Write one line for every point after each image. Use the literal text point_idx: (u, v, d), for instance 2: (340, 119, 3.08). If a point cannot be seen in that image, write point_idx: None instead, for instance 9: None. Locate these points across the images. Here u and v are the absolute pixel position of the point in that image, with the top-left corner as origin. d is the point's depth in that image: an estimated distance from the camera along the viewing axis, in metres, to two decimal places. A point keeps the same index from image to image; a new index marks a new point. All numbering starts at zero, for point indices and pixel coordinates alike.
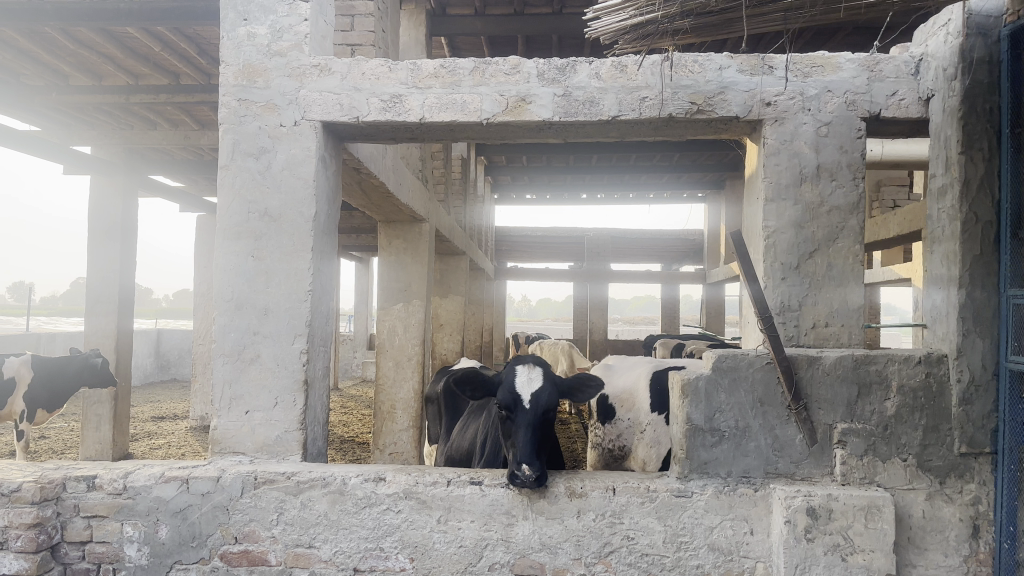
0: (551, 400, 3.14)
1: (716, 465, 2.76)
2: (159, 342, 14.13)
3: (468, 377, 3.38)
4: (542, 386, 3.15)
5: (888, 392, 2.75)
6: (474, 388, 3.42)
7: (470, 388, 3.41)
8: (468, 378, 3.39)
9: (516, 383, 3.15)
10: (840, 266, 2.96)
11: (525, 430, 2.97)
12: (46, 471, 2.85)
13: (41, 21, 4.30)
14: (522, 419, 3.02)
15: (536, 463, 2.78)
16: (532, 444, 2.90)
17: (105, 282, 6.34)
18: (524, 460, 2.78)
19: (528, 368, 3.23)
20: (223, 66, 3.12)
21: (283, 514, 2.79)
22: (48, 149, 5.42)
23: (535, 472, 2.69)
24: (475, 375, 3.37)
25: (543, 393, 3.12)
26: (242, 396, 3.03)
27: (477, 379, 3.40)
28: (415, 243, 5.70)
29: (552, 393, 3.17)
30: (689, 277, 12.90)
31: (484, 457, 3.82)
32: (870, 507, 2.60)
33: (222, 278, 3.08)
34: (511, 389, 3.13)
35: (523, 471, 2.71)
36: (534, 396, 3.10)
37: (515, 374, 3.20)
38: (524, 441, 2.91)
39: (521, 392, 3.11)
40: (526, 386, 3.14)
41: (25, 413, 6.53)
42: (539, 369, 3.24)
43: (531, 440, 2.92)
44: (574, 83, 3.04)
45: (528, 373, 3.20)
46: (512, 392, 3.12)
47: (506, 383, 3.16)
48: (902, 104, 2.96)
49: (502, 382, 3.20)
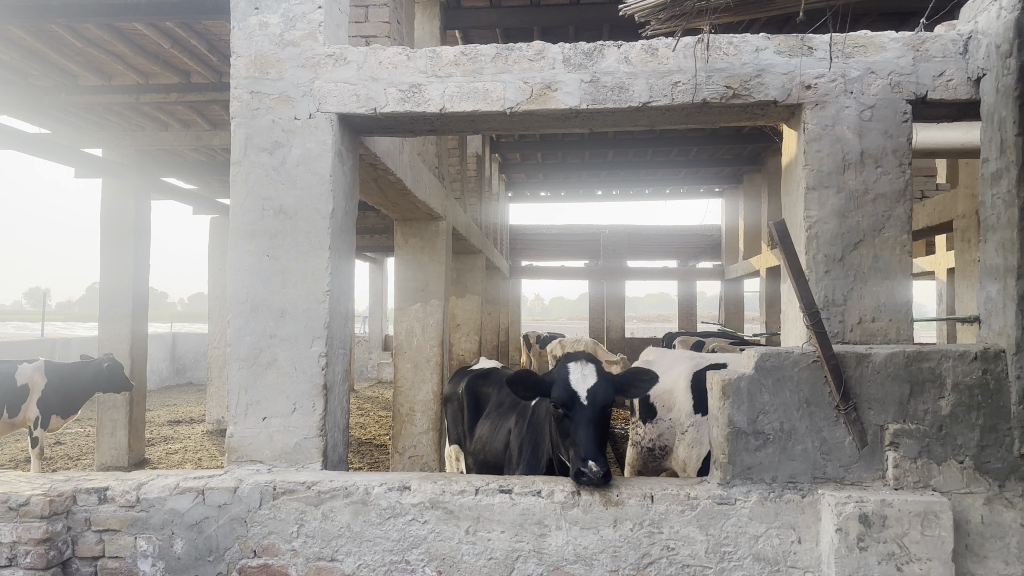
0: (609, 396, 3.01)
1: (760, 470, 2.60)
2: (175, 346, 14.09)
3: (519, 376, 3.25)
4: (597, 382, 3.03)
5: (942, 390, 2.58)
6: (526, 388, 3.27)
7: (522, 388, 3.29)
8: (519, 378, 3.26)
9: (572, 380, 3.03)
10: (886, 257, 2.79)
11: (586, 426, 2.85)
12: (56, 483, 2.73)
13: (49, 19, 4.20)
14: (582, 415, 2.90)
15: (600, 459, 2.68)
16: (593, 441, 2.81)
17: (120, 285, 6.25)
18: (589, 456, 2.68)
19: (581, 364, 3.10)
20: (234, 57, 2.99)
21: (303, 526, 2.66)
22: (60, 152, 5.32)
23: (601, 468, 2.58)
24: (528, 375, 3.26)
25: (599, 388, 3.00)
26: (259, 402, 2.90)
27: (528, 379, 3.28)
28: (431, 243, 5.54)
29: (609, 389, 3.05)
30: (708, 273, 12.69)
31: (527, 461, 3.67)
32: (927, 513, 2.44)
33: (237, 279, 2.95)
34: (568, 385, 3.00)
35: (589, 468, 2.60)
36: (593, 392, 2.98)
37: (568, 370, 3.07)
38: (587, 438, 2.79)
39: (577, 388, 2.99)
40: (583, 381, 3.01)
41: (39, 420, 6.18)
42: (593, 364, 3.12)
43: (592, 437, 2.83)
44: (602, 68, 2.89)
45: (581, 369, 3.07)
46: (569, 388, 3.00)
47: (562, 380, 3.04)
48: (950, 85, 2.79)
49: (557, 379, 3.08)
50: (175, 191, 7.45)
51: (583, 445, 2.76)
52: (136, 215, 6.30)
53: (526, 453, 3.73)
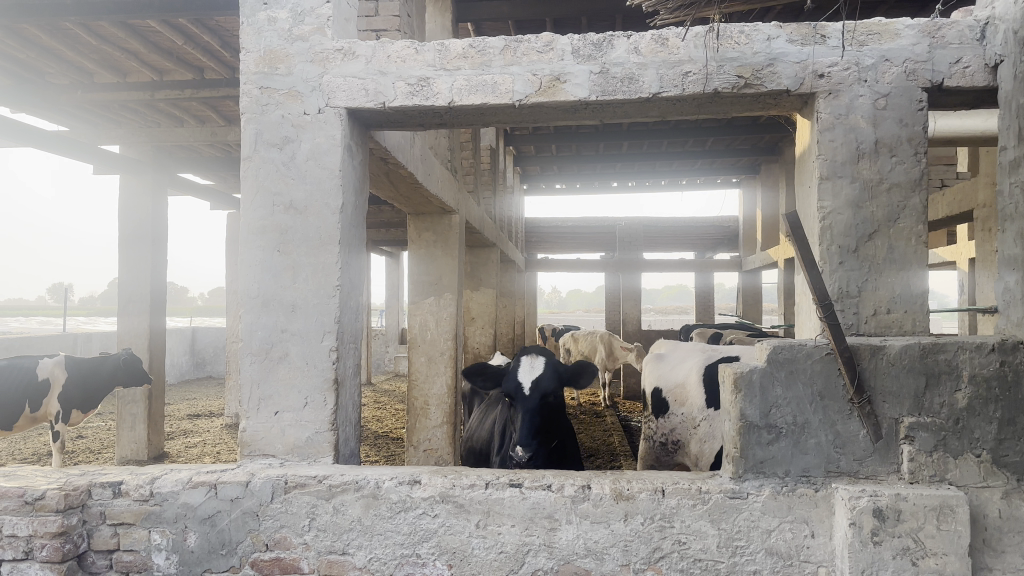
0: (549, 386, 3.89)
1: (773, 464, 2.58)
2: (194, 340, 14.19)
3: (478, 368, 4.38)
4: (541, 374, 3.92)
5: (959, 382, 2.53)
6: (485, 377, 4.39)
7: (481, 378, 4.40)
8: (478, 369, 4.38)
9: (520, 374, 3.93)
10: (901, 247, 2.74)
11: (526, 412, 3.74)
12: (72, 477, 2.76)
13: (62, 17, 4.24)
14: (525, 403, 3.79)
15: (530, 443, 3.61)
16: (531, 426, 3.70)
17: (137, 280, 6.29)
18: (523, 441, 3.62)
19: (530, 361, 4.01)
20: (244, 53, 3.00)
21: (315, 520, 2.67)
22: (78, 149, 5.37)
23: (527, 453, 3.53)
24: (485, 366, 4.39)
25: (542, 379, 3.89)
26: (271, 396, 2.91)
27: (488, 371, 4.41)
28: (445, 236, 5.55)
29: (551, 379, 3.93)
30: (725, 265, 12.59)
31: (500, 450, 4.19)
32: (942, 508, 2.40)
33: (248, 274, 2.96)
34: (516, 379, 3.91)
35: (519, 452, 3.54)
36: (536, 382, 3.87)
37: (520, 365, 3.99)
38: (524, 423, 3.70)
39: (524, 380, 3.88)
40: (529, 375, 3.92)
41: (61, 414, 6.21)
42: (540, 360, 4.02)
43: (531, 421, 3.71)
44: (612, 59, 2.86)
45: (529, 365, 3.97)
46: (516, 380, 3.91)
47: (513, 374, 3.95)
48: (967, 72, 2.73)
49: (510, 372, 3.99)
50: (190, 187, 7.49)
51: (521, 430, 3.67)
52: (153, 212, 6.34)
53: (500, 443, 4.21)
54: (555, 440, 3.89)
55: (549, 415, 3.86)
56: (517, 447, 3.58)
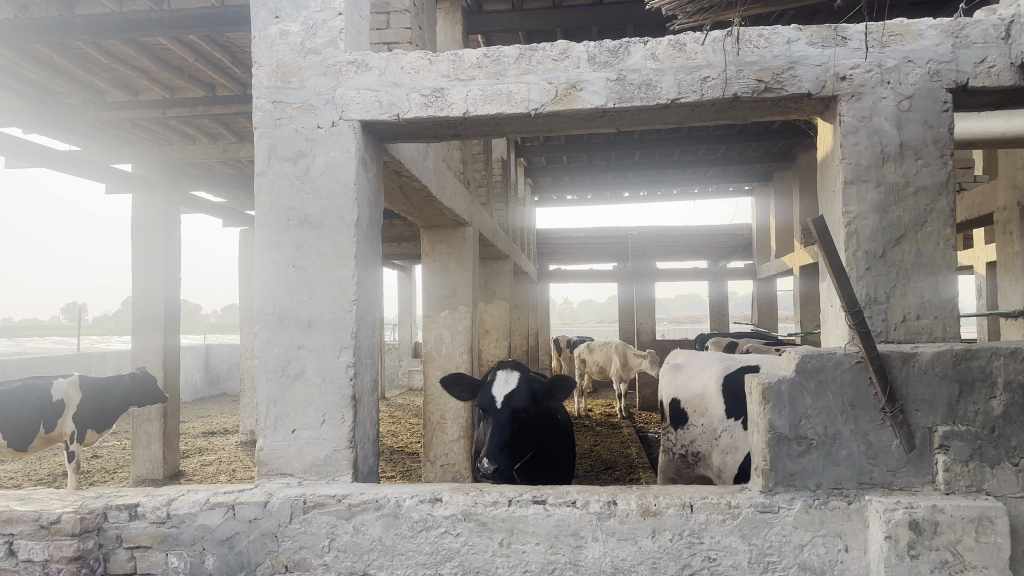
0: (522, 401, 3.86)
1: (804, 476, 2.51)
2: (208, 357, 14.20)
3: (456, 380, 4.14)
4: (515, 388, 3.90)
5: (994, 390, 2.46)
6: (461, 389, 4.16)
7: (459, 388, 4.18)
8: (455, 382, 4.15)
9: (493, 389, 3.92)
10: (930, 252, 2.68)
11: (496, 426, 3.70)
12: (87, 500, 2.72)
13: (74, 36, 4.25)
14: (496, 417, 3.76)
15: (498, 457, 3.53)
16: (500, 440, 3.65)
17: (152, 299, 6.27)
18: (490, 455, 3.54)
19: (505, 375, 3.99)
20: (256, 67, 2.98)
21: (334, 540, 2.61)
22: (91, 167, 5.38)
23: (492, 466, 3.46)
24: (462, 379, 4.15)
25: (515, 395, 3.86)
26: (288, 414, 2.87)
27: (465, 382, 4.17)
28: (458, 248, 5.50)
29: (525, 395, 3.89)
30: (739, 273, 12.48)
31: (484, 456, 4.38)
32: (981, 519, 2.32)
33: (263, 290, 2.92)
34: (489, 394, 3.90)
35: (486, 466, 3.47)
36: (508, 398, 3.85)
37: (494, 381, 3.99)
38: (494, 437, 3.65)
39: (496, 395, 3.87)
40: (501, 390, 3.90)
41: (76, 434, 6.17)
42: (515, 376, 4.00)
43: (500, 436, 3.66)
44: (629, 65, 2.82)
45: (504, 380, 3.96)
46: (488, 395, 3.90)
47: (486, 389, 3.94)
48: (992, 72, 2.67)
49: (484, 387, 3.98)
50: (203, 205, 7.49)
51: (489, 444, 3.60)
52: (168, 229, 6.34)
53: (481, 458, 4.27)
54: (528, 455, 3.84)
55: (522, 431, 3.80)
56: (484, 460, 3.51)
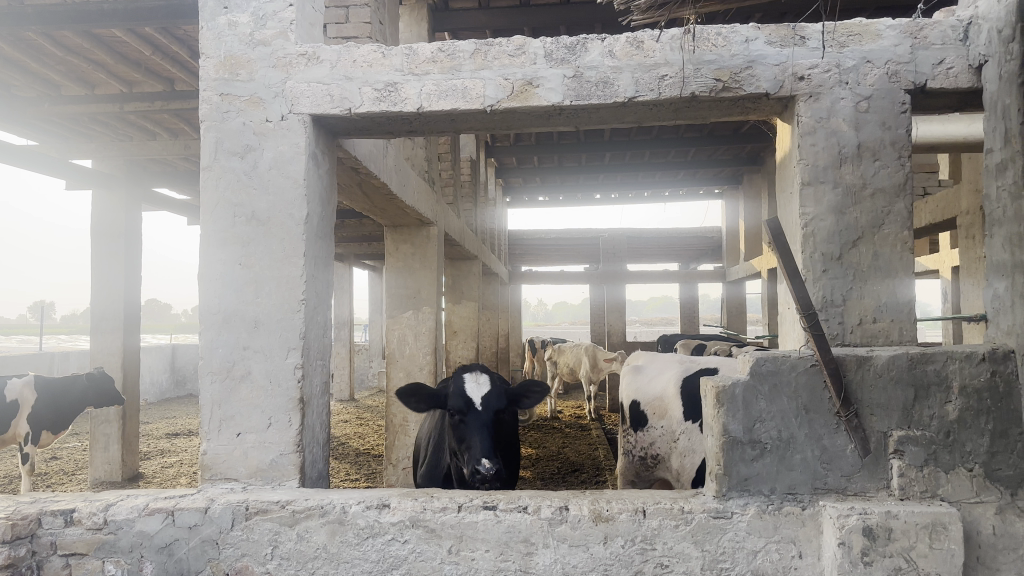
0: (498, 404, 3.68)
1: (758, 481, 2.47)
2: (174, 357, 13.94)
3: (412, 389, 3.74)
4: (489, 391, 3.70)
5: (948, 394, 2.44)
6: (420, 399, 3.76)
7: (415, 399, 3.77)
8: (411, 390, 3.76)
9: (467, 390, 3.67)
10: (887, 254, 2.65)
11: (482, 429, 3.49)
12: (20, 505, 2.60)
13: (23, 26, 4.10)
14: (478, 419, 3.54)
15: (493, 459, 3.35)
16: (487, 442, 3.45)
17: (111, 299, 6.11)
18: (483, 456, 3.35)
19: (475, 376, 3.76)
20: (203, 58, 2.88)
21: (278, 548, 2.53)
22: (49, 162, 5.20)
23: (494, 467, 3.29)
24: (419, 388, 3.76)
25: (490, 396, 3.67)
26: (232, 417, 2.77)
27: (421, 391, 3.80)
28: (423, 248, 5.42)
29: (498, 396, 3.72)
30: (709, 275, 12.52)
31: (428, 462, 4.08)
32: (935, 525, 2.30)
33: (208, 290, 2.82)
34: (464, 395, 3.64)
35: (484, 466, 3.29)
36: (485, 399, 3.64)
37: (463, 383, 3.72)
38: (483, 441, 3.44)
39: (472, 396, 3.63)
40: (476, 391, 3.67)
41: (30, 436, 5.99)
42: (484, 377, 3.78)
43: (486, 439, 3.47)
44: (586, 62, 2.77)
45: (475, 380, 3.73)
46: (464, 397, 3.63)
47: (458, 390, 3.66)
48: (950, 73, 2.65)
49: (452, 390, 3.70)
50: (165, 202, 7.32)
51: (478, 447, 3.40)
52: (128, 226, 6.18)
53: (435, 463, 4.00)
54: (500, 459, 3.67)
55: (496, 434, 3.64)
56: (481, 462, 3.30)
